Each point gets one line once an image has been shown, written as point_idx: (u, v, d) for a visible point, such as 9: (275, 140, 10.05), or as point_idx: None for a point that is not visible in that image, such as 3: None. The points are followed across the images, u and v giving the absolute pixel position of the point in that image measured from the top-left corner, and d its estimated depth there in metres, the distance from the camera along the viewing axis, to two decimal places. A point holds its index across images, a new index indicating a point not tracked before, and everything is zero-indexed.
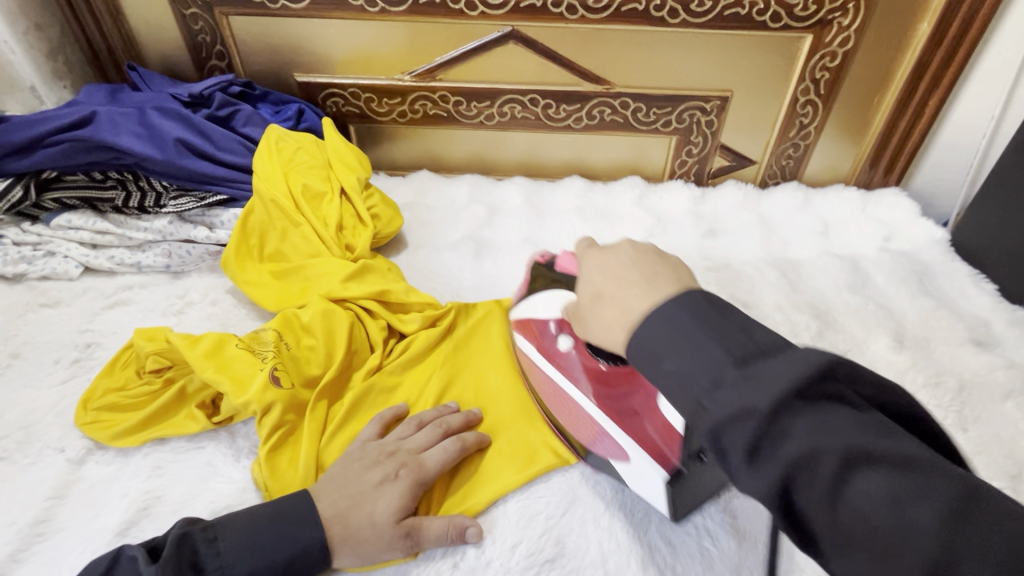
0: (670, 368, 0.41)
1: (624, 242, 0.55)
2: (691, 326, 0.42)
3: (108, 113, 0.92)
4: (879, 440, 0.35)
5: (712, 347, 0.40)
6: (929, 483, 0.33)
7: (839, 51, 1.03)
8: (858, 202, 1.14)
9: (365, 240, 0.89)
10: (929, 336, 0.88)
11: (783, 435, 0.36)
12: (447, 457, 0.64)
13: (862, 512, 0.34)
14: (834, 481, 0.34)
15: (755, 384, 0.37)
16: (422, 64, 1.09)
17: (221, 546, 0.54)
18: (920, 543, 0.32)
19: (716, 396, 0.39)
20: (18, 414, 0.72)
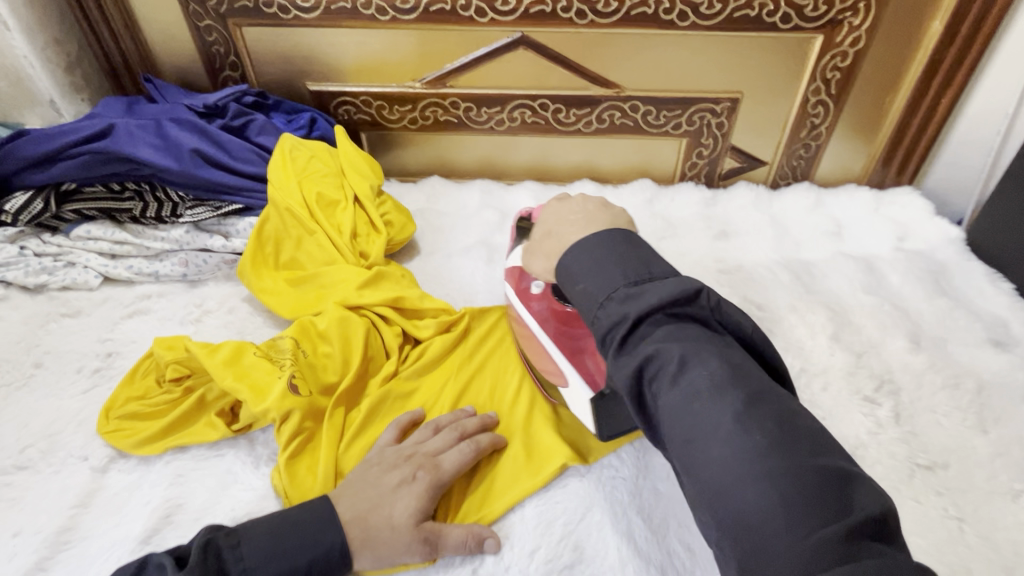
0: (582, 287, 0.52)
1: (581, 196, 0.69)
2: (617, 256, 0.52)
3: (125, 125, 0.94)
4: (716, 354, 0.46)
5: (621, 275, 0.51)
6: (739, 382, 0.44)
7: (850, 50, 1.03)
8: (871, 201, 1.14)
9: (379, 246, 0.90)
10: (946, 337, 0.87)
11: (660, 346, 0.46)
12: (464, 459, 0.65)
13: (691, 407, 0.44)
14: (685, 379, 0.45)
15: (664, 330, 0.47)
16: (432, 71, 1.10)
17: (244, 550, 0.53)
18: (716, 420, 0.42)
19: (606, 308, 0.50)
20: (42, 422, 0.73)
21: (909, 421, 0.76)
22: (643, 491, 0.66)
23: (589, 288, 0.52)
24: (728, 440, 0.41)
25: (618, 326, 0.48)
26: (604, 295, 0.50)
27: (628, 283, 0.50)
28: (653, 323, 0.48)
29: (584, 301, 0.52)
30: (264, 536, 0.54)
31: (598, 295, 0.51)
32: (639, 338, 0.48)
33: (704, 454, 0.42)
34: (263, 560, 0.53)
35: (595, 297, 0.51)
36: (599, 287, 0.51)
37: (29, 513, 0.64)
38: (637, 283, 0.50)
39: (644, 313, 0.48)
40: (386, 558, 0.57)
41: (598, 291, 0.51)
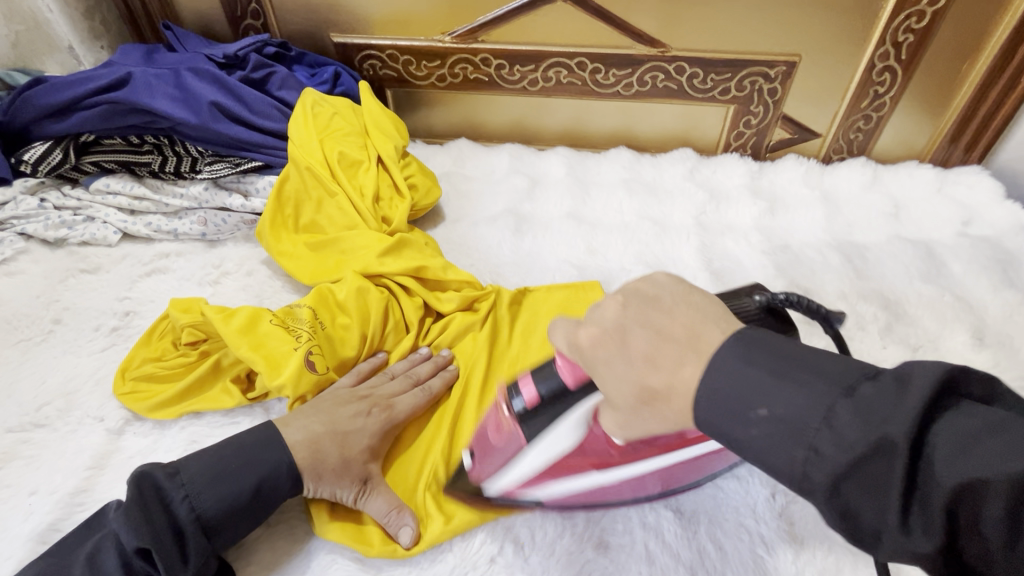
0: (767, 417, 0.34)
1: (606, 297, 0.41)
2: (758, 369, 0.35)
3: (143, 74, 0.90)
4: (785, 363, 0.35)
5: (791, 410, 0.33)
6: (820, 383, 0.33)
7: (928, 10, 0.92)
8: (934, 180, 1.04)
9: (403, 212, 0.86)
10: (1013, 333, 0.80)
11: (870, 461, 0.30)
12: (418, 402, 0.65)
13: (799, 437, 0.33)
14: (1007, 523, 0.28)
15: (868, 418, 0.31)
16: (463, 24, 1.02)
17: (184, 478, 0.53)
18: (858, 445, 0.31)
19: (754, 410, 0.34)
20: (60, 380, 0.72)
21: None
22: None
23: (763, 433, 0.34)
24: (874, 443, 0.30)
25: (816, 463, 0.32)
26: (783, 456, 0.33)
27: (812, 390, 0.33)
28: (860, 438, 0.30)
29: (763, 450, 0.34)
30: (202, 463, 0.54)
31: (770, 440, 0.34)
32: (876, 486, 0.30)
33: (856, 484, 0.31)
34: (206, 484, 0.53)
35: (772, 437, 0.34)
36: (776, 426, 0.33)
37: (45, 471, 0.64)
38: (841, 393, 0.32)
39: (876, 439, 0.30)
40: (326, 485, 0.57)
41: (765, 439, 0.34)
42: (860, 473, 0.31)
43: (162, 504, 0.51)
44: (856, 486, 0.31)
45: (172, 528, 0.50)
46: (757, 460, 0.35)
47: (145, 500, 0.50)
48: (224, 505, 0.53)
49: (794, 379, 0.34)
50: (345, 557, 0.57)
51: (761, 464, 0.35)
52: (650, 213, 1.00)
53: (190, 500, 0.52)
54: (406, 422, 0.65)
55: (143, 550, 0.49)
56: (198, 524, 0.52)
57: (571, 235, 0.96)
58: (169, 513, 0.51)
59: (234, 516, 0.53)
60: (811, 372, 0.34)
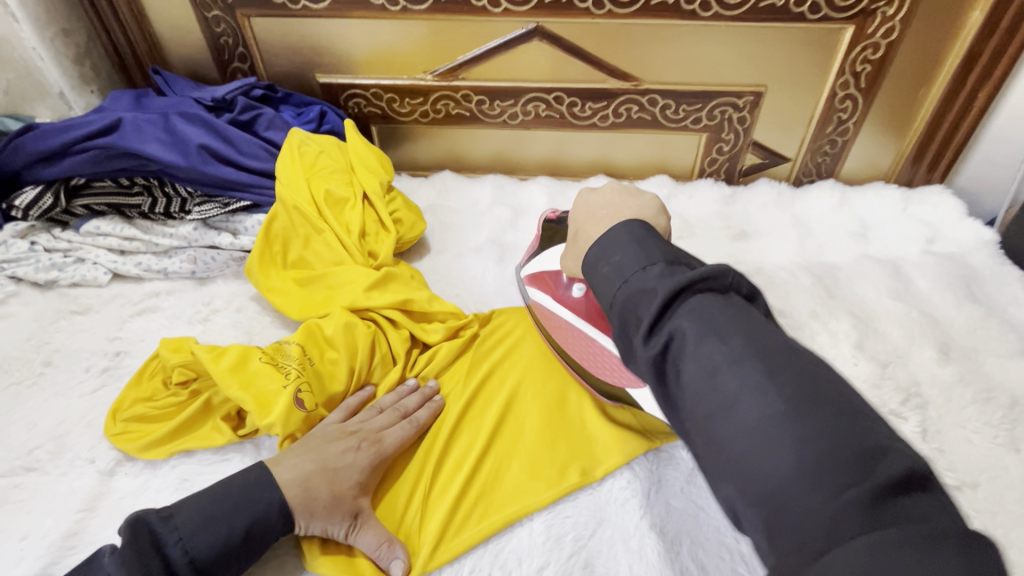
0: (616, 261, 0.49)
1: (608, 183, 0.65)
2: (628, 238, 0.50)
3: (134, 120, 0.92)
4: (641, 241, 0.50)
5: (631, 262, 0.48)
6: (651, 251, 0.49)
7: (883, 42, 0.97)
8: (899, 200, 1.09)
9: (388, 246, 0.88)
10: (976, 347, 0.83)
11: (649, 296, 0.45)
12: (407, 435, 0.68)
13: (623, 274, 0.48)
14: (704, 353, 0.42)
15: (664, 275, 0.46)
16: (444, 63, 1.07)
17: (178, 521, 0.54)
18: (651, 286, 0.45)
19: (612, 260, 0.50)
20: (51, 423, 0.73)
21: (937, 438, 0.73)
22: (654, 505, 0.64)
23: (612, 269, 0.49)
24: (655, 287, 0.45)
25: (628, 291, 0.47)
26: (628, 271, 0.48)
27: (648, 255, 0.48)
28: (656, 280, 0.46)
29: (605, 280, 0.50)
30: (195, 505, 0.55)
31: (610, 275, 0.49)
32: (642, 301, 0.45)
33: (634, 313, 0.46)
34: (199, 526, 0.54)
35: (613, 272, 0.49)
36: (615, 268, 0.49)
37: (36, 516, 0.64)
38: (663, 262, 0.47)
39: (657, 285, 0.45)
40: (318, 522, 0.58)
41: (612, 273, 0.49)
42: (641, 299, 0.45)
43: (156, 548, 0.52)
44: (641, 311, 0.45)
45: (167, 569, 0.52)
46: (599, 285, 0.50)
47: (140, 544, 0.51)
48: (216, 547, 0.54)
49: (634, 246, 0.49)
50: None
51: (598, 291, 0.51)
52: None
53: (184, 542, 0.53)
54: (394, 455, 0.67)
55: None
56: (191, 566, 0.53)
57: None
58: (163, 556, 0.52)
59: (226, 557, 0.54)
60: (652, 246, 0.49)
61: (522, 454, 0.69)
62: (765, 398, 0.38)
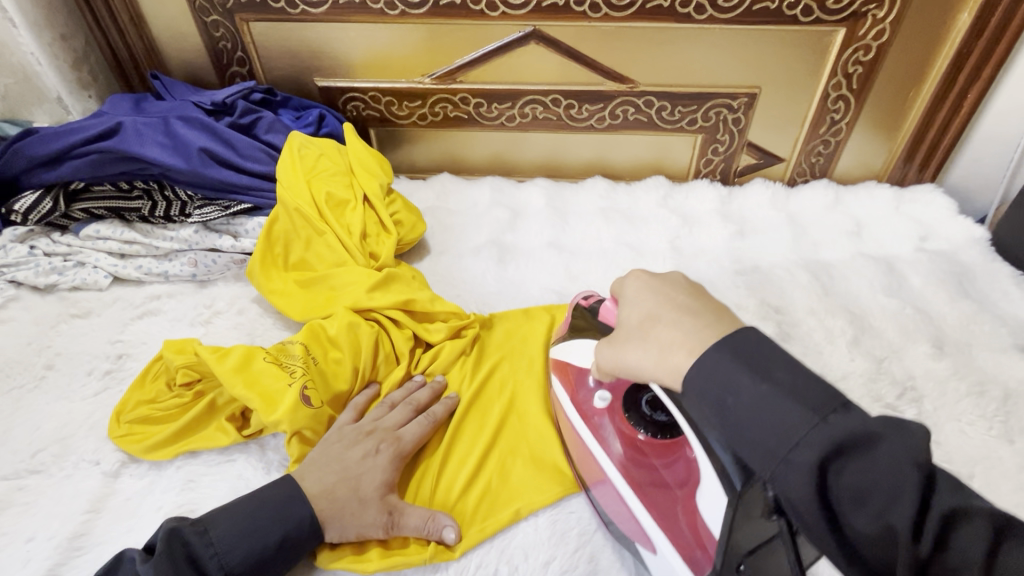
0: (760, 390, 0.41)
1: (674, 274, 0.56)
2: (741, 364, 0.43)
3: (133, 124, 0.93)
4: (754, 373, 0.43)
5: (788, 397, 0.41)
6: (771, 371, 0.42)
7: (874, 44, 0.99)
8: (891, 199, 1.11)
9: (389, 247, 0.89)
10: (970, 341, 0.85)
11: (855, 447, 0.38)
12: (423, 430, 0.68)
13: (732, 399, 0.42)
14: (865, 483, 0.38)
15: (803, 414, 0.40)
16: (441, 66, 1.08)
17: (213, 536, 0.55)
18: (788, 424, 0.40)
19: (737, 400, 0.42)
20: (53, 426, 0.73)
21: (932, 431, 0.74)
22: None
23: (742, 405, 0.42)
24: (796, 425, 0.40)
25: (807, 442, 0.39)
26: (762, 437, 0.41)
27: (783, 391, 0.41)
28: (793, 411, 0.40)
29: (738, 418, 0.42)
30: (228, 521, 0.56)
31: (753, 406, 0.41)
32: (787, 433, 0.40)
33: (768, 443, 0.40)
34: (233, 540, 0.55)
35: (757, 401, 0.41)
36: (755, 405, 0.41)
37: (42, 518, 0.64)
38: (816, 413, 0.39)
39: (797, 414, 0.40)
40: (351, 528, 0.59)
41: (752, 404, 0.42)
42: (779, 431, 0.40)
43: (189, 560, 0.53)
44: (788, 449, 0.39)
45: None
46: (734, 419, 0.42)
47: (174, 556, 0.53)
48: (249, 561, 0.55)
49: (751, 376, 0.42)
50: None
51: (722, 416, 0.43)
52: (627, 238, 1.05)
53: (219, 558, 0.54)
54: (414, 452, 0.67)
55: None
56: None
57: (552, 262, 1.00)
58: (198, 569, 0.53)
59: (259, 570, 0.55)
60: (771, 372, 0.42)
61: (526, 451, 0.69)
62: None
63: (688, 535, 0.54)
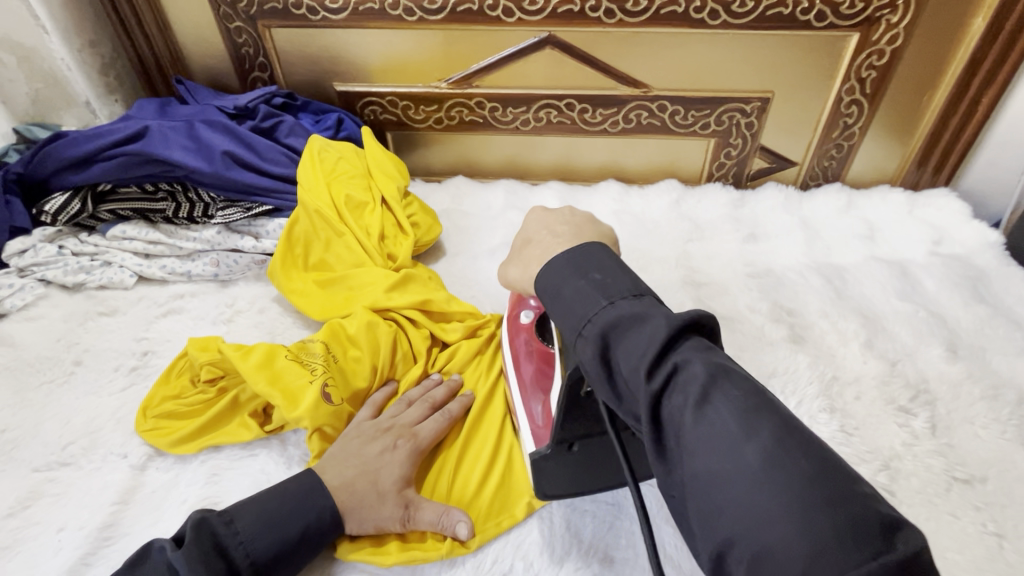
0: (595, 279, 0.45)
1: (564, 211, 0.63)
2: (571, 258, 0.48)
3: (159, 127, 0.95)
4: (582, 274, 0.46)
5: (592, 290, 0.44)
6: (615, 279, 0.45)
7: (887, 49, 1.00)
8: (905, 203, 1.11)
9: (407, 248, 0.91)
10: (984, 345, 0.85)
11: (641, 325, 0.40)
12: (440, 427, 0.69)
13: (574, 304, 0.45)
14: (712, 414, 0.35)
15: (639, 330, 0.40)
16: (458, 71, 1.10)
17: (239, 526, 0.56)
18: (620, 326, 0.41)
19: (569, 288, 0.46)
20: (83, 420, 0.76)
21: (945, 434, 0.74)
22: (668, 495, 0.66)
23: (590, 284, 0.45)
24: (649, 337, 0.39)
25: (595, 317, 0.42)
26: (580, 305, 0.44)
27: (607, 290, 0.44)
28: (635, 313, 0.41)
29: (562, 305, 0.46)
30: (255, 512, 0.57)
31: (580, 292, 0.45)
32: (638, 336, 0.40)
33: (636, 352, 0.39)
34: (259, 530, 0.56)
35: (581, 292, 0.45)
36: (577, 293, 0.45)
37: (72, 508, 0.67)
38: (624, 294, 0.43)
39: (647, 318, 0.40)
40: (369, 520, 0.61)
41: (573, 294, 0.45)
42: (628, 334, 0.40)
43: (218, 550, 0.54)
44: (641, 371, 0.38)
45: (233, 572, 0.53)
46: (563, 305, 0.46)
47: (205, 546, 0.53)
48: (274, 552, 0.56)
49: (583, 280, 0.46)
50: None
51: (568, 310, 0.45)
52: (641, 241, 1.06)
53: (246, 547, 0.55)
54: (430, 448, 0.69)
55: None
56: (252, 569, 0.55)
57: None
58: (226, 558, 0.54)
59: (283, 561, 0.57)
60: (612, 276, 0.45)
61: None
62: (787, 465, 0.33)
63: (538, 421, 0.66)
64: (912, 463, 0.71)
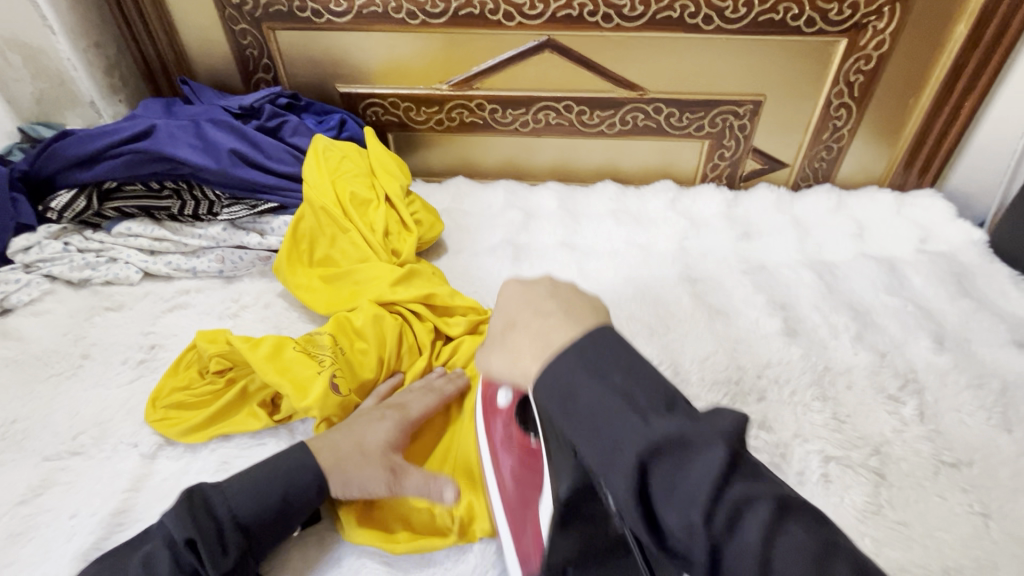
0: (614, 383, 0.42)
1: (545, 279, 0.56)
2: (576, 364, 0.44)
3: (166, 127, 0.98)
4: (591, 376, 0.43)
5: (620, 401, 0.41)
6: (642, 385, 0.42)
7: (874, 54, 1.04)
8: (892, 203, 1.14)
9: (411, 245, 0.93)
10: (969, 338, 0.88)
11: (680, 452, 0.38)
12: (428, 404, 0.72)
13: (595, 416, 0.41)
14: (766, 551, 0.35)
15: (679, 457, 0.38)
16: (459, 73, 1.12)
17: (224, 485, 0.59)
18: (662, 447, 0.39)
19: (584, 387, 0.43)
20: (92, 411, 0.77)
21: (934, 421, 0.77)
22: None
23: (611, 389, 0.42)
24: (693, 463, 0.38)
25: (631, 442, 0.39)
26: (604, 411, 0.41)
27: (635, 404, 0.41)
28: (670, 430, 0.39)
29: (579, 416, 0.42)
30: (239, 474, 0.61)
31: (594, 407, 0.41)
32: (683, 464, 0.38)
33: (681, 483, 0.37)
34: (241, 488, 0.59)
35: (602, 402, 0.41)
36: (596, 406, 0.41)
37: (83, 496, 0.68)
38: (655, 410, 0.40)
39: (687, 439, 0.38)
40: (355, 484, 0.63)
41: (592, 403, 0.42)
42: (664, 460, 0.38)
43: (205, 506, 0.57)
44: (688, 515, 0.37)
45: (215, 527, 0.56)
46: (579, 418, 0.42)
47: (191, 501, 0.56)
48: (256, 505, 0.58)
49: (602, 390, 0.42)
50: (375, 560, 0.63)
51: (587, 421, 0.42)
52: (638, 239, 1.08)
53: (229, 502, 0.58)
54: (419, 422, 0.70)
55: (190, 542, 0.54)
56: (235, 522, 0.57)
57: (564, 260, 1.03)
58: (211, 513, 0.57)
59: (265, 518, 0.59)
60: (630, 385, 0.42)
61: None
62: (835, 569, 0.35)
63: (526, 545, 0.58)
64: (902, 449, 0.73)
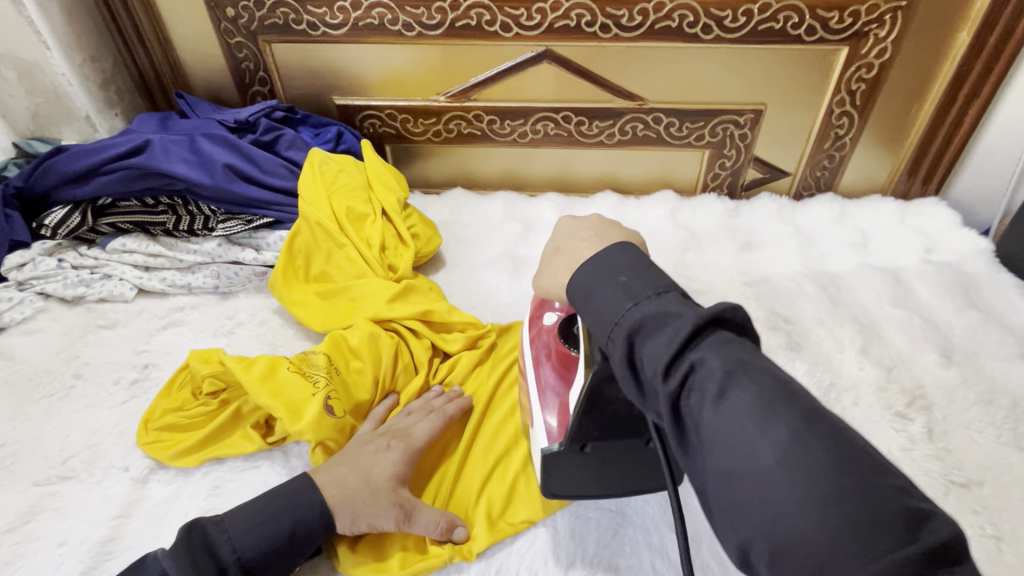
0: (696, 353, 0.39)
1: (592, 216, 0.59)
2: (656, 318, 0.41)
3: (161, 141, 0.96)
4: (681, 351, 0.39)
5: (718, 389, 0.37)
6: (745, 377, 0.37)
7: (876, 62, 1.02)
8: (896, 212, 1.13)
9: (408, 260, 0.91)
10: (977, 351, 0.86)
11: (785, 445, 0.34)
12: (434, 428, 0.70)
13: (694, 403, 0.37)
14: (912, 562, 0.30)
15: (788, 456, 0.34)
16: (456, 85, 1.11)
17: (227, 525, 0.58)
18: (764, 444, 0.34)
19: (672, 354, 0.39)
20: (83, 434, 0.75)
21: (942, 438, 0.75)
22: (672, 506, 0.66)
23: (703, 366, 0.38)
24: (800, 465, 0.33)
25: (733, 435, 0.35)
26: (697, 395, 0.37)
27: (736, 389, 0.37)
28: (776, 426, 0.35)
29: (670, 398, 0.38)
30: (243, 510, 0.59)
31: (693, 388, 0.37)
32: (792, 466, 0.33)
33: (794, 490, 0.33)
34: (245, 528, 0.58)
35: (700, 382, 0.37)
36: (692, 386, 0.38)
37: (73, 523, 0.66)
38: (756, 398, 0.36)
39: (786, 433, 0.35)
40: (363, 519, 0.61)
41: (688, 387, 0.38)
42: (770, 460, 0.34)
43: (206, 547, 0.56)
44: (807, 525, 0.32)
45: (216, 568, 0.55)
46: (666, 396, 0.38)
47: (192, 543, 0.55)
48: (260, 547, 0.57)
49: (696, 370, 0.38)
50: None
51: (677, 403, 0.38)
52: None
53: (233, 545, 0.57)
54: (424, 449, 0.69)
55: None
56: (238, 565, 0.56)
57: None
58: (213, 556, 0.56)
59: (269, 559, 0.57)
60: (725, 369, 0.38)
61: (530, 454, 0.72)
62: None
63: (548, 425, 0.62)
64: (909, 468, 0.72)
